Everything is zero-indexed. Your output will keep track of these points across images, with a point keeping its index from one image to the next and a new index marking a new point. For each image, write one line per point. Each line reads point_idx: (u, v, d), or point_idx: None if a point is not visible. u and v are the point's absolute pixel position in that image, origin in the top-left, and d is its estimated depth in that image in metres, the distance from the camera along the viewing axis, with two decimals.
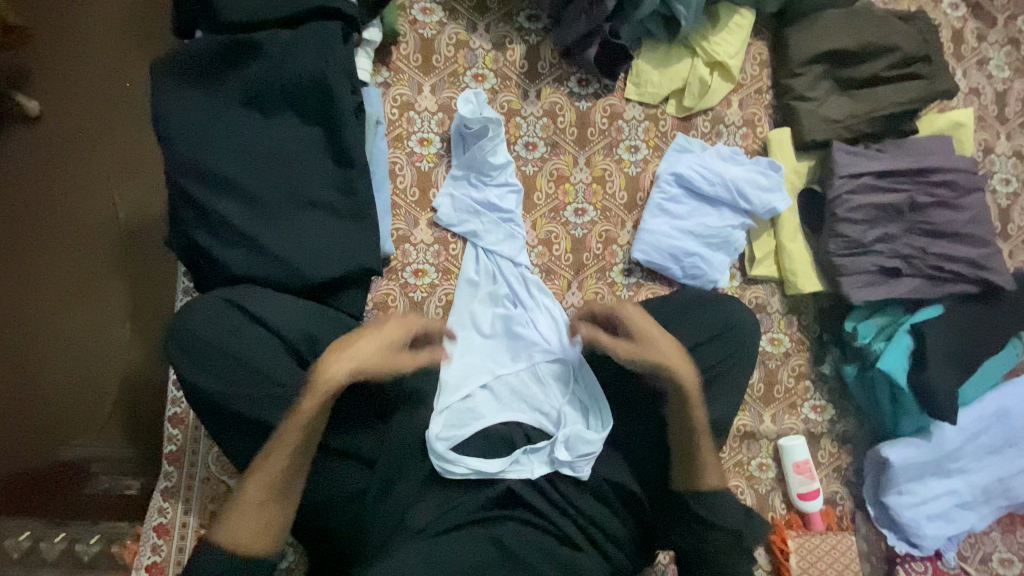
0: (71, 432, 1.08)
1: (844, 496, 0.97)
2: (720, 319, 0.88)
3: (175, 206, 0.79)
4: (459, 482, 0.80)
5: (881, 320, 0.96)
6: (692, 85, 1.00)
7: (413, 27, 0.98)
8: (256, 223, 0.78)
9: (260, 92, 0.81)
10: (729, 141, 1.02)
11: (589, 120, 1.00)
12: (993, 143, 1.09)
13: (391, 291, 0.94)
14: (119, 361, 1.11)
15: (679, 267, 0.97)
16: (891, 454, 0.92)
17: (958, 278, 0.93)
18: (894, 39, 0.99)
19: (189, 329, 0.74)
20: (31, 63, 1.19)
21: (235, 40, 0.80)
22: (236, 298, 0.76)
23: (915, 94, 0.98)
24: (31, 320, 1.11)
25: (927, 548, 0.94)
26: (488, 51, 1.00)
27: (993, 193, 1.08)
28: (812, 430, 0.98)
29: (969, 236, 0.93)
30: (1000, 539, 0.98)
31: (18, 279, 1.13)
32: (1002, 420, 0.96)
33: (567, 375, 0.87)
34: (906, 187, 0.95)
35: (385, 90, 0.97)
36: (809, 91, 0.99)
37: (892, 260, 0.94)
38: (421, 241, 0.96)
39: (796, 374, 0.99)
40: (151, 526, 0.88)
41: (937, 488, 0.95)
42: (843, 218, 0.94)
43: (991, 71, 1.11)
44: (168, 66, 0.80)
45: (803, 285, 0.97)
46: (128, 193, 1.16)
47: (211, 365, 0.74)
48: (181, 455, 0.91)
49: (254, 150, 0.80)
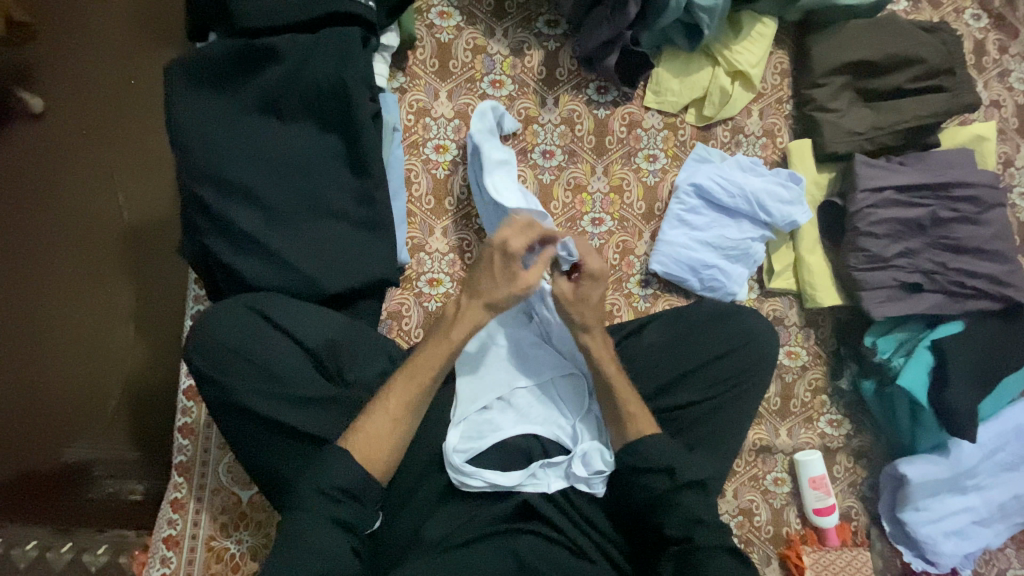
0: (74, 436, 1.06)
1: (859, 511, 0.97)
2: (739, 332, 0.87)
3: (188, 214, 0.77)
4: (473, 496, 0.79)
5: (902, 335, 0.95)
6: (713, 94, 0.98)
7: (430, 32, 0.97)
8: (272, 233, 0.77)
9: (277, 97, 0.79)
10: (749, 151, 1.01)
11: (608, 129, 0.98)
12: (1013, 157, 1.08)
13: (405, 300, 0.93)
14: (124, 364, 1.09)
15: (697, 279, 0.95)
16: (909, 471, 0.92)
17: (980, 295, 0.92)
18: (918, 50, 0.97)
19: (206, 337, 0.73)
20: (38, 60, 1.17)
21: (251, 44, 0.78)
22: (256, 307, 0.74)
23: (938, 107, 0.96)
24: (36, 322, 1.09)
25: (943, 565, 0.93)
26: (506, 57, 0.98)
27: (1011, 207, 1.07)
28: (828, 445, 0.97)
29: (991, 252, 0.92)
30: (1015, 556, 0.97)
31: (20, 281, 1.10)
32: (1019, 437, 0.95)
33: (581, 393, 0.86)
34: (929, 202, 0.94)
35: (401, 95, 0.95)
36: (831, 103, 0.98)
37: (913, 275, 0.93)
38: (437, 250, 0.95)
39: (813, 388, 0.98)
40: (160, 537, 0.87)
41: (954, 505, 0.94)
42: (864, 232, 0.93)
43: (1012, 83, 1.09)
44: (183, 70, 0.78)
45: (822, 299, 0.95)
46: (136, 194, 1.14)
47: (228, 376, 0.73)
48: (191, 466, 0.90)
49: (271, 156, 0.78)
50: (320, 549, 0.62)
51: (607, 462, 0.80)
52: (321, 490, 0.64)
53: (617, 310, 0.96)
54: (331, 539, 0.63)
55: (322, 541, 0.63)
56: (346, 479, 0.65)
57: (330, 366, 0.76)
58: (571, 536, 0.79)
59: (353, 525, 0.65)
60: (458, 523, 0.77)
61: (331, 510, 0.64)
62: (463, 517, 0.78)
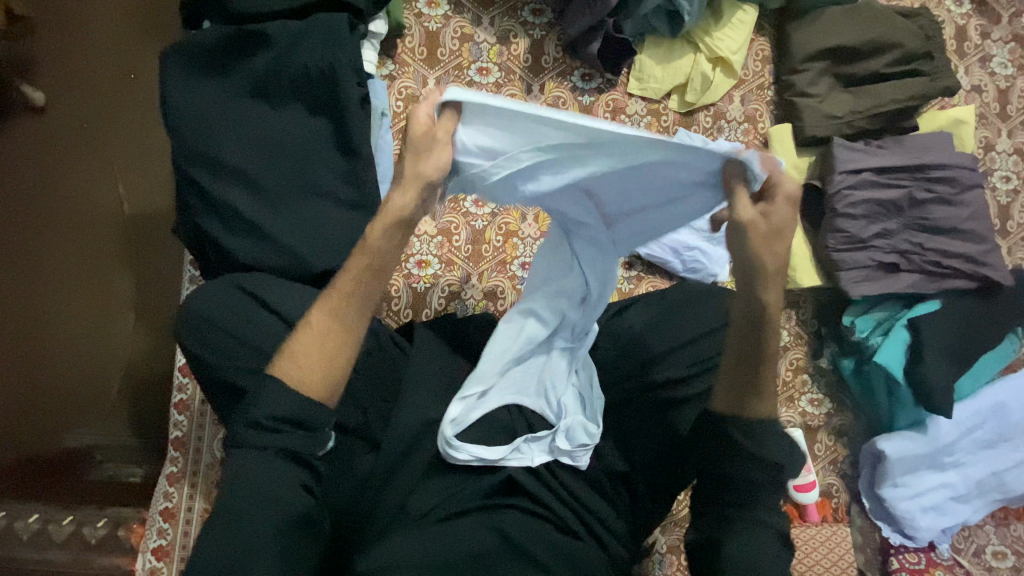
0: (78, 420, 1.09)
1: (839, 488, 0.99)
2: (718, 312, 0.89)
3: (182, 195, 0.80)
4: (458, 468, 0.81)
5: (880, 315, 0.97)
6: (694, 81, 1.01)
7: (419, 21, 1.00)
8: (262, 212, 0.79)
9: (268, 82, 0.82)
10: (731, 136, 1.03)
11: (592, 115, 1.01)
12: (994, 141, 1.10)
13: (395, 282, 0.96)
14: (125, 352, 1.12)
15: (679, 260, 0.98)
16: (887, 448, 0.93)
17: (955, 274, 0.94)
18: (897, 35, 0.99)
19: (195, 314, 0.75)
20: (39, 53, 1.20)
21: (243, 32, 0.81)
22: (244, 286, 0.77)
23: (916, 91, 0.98)
24: (44, 311, 1.13)
25: (921, 539, 0.95)
26: (492, 45, 1.00)
27: (992, 190, 1.09)
28: (809, 423, 0.99)
29: (967, 232, 0.94)
30: (994, 532, 0.99)
31: (28, 271, 1.14)
32: (998, 415, 0.97)
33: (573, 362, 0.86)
34: (906, 183, 0.96)
35: (390, 83, 0.98)
36: (810, 88, 1.00)
37: (890, 255, 0.95)
38: (425, 233, 0.97)
39: (794, 367, 1.00)
40: (157, 510, 0.90)
41: (932, 481, 0.96)
42: (842, 214, 0.95)
43: (993, 68, 1.11)
44: (177, 56, 0.81)
45: (801, 280, 0.98)
46: (135, 184, 1.17)
47: (216, 351, 0.75)
48: (186, 441, 0.92)
49: (262, 139, 0.81)
50: (274, 484, 0.58)
51: (591, 436, 0.82)
52: (258, 422, 0.58)
53: None
54: (286, 474, 0.59)
55: (274, 479, 0.58)
56: (283, 410, 0.58)
57: None
58: (556, 509, 0.81)
59: (302, 455, 0.60)
60: (442, 495, 0.79)
61: (275, 445, 0.58)
62: (448, 490, 0.80)
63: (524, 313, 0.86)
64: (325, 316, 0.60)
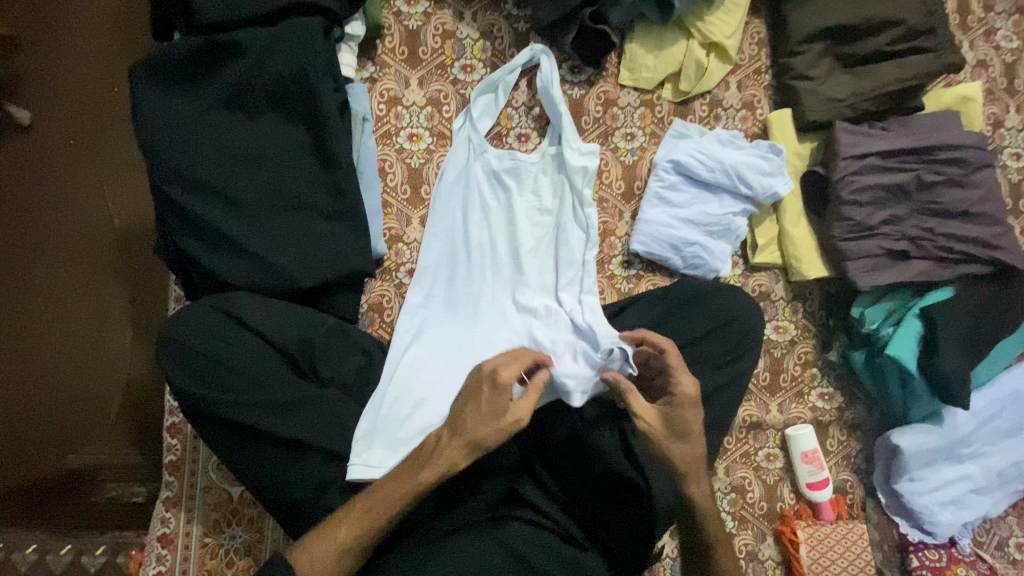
0: (75, 441, 1.07)
1: (853, 484, 0.96)
2: (721, 310, 0.85)
3: (160, 215, 0.77)
4: (458, 484, 0.78)
5: (890, 304, 0.94)
6: (688, 68, 0.97)
7: (398, 19, 0.95)
8: (242, 230, 0.76)
9: (241, 94, 0.79)
10: (728, 125, 0.99)
11: (583, 109, 0.97)
12: (1002, 117, 1.05)
13: (386, 291, 0.93)
14: (122, 369, 1.10)
15: (679, 257, 0.93)
16: (902, 442, 0.90)
17: (968, 259, 0.90)
18: (898, 12, 0.95)
19: (178, 343, 0.72)
20: (15, 69, 1.16)
21: (212, 39, 0.77)
22: (226, 311, 0.74)
23: (918, 70, 0.94)
24: (41, 337, 1.11)
25: (941, 535, 0.91)
26: (476, 41, 0.97)
27: (1002, 168, 1.05)
28: (820, 419, 0.96)
29: (979, 215, 0.90)
30: (1017, 524, 0.95)
31: (27, 291, 1.12)
32: (1016, 403, 0.94)
33: (553, 167, 0.93)
34: (912, 166, 0.92)
35: (371, 86, 0.94)
36: (809, 70, 0.95)
37: (900, 242, 0.91)
38: (414, 240, 0.94)
39: (802, 362, 0.97)
40: (154, 536, 0.88)
41: (950, 474, 0.93)
42: (847, 201, 0.91)
43: (999, 42, 1.06)
44: (146, 70, 0.77)
45: (807, 272, 0.94)
46: (121, 201, 1.14)
47: (202, 380, 0.72)
48: (181, 464, 0.90)
49: (240, 151, 0.78)
50: None
51: (550, 68, 0.94)
52: None
53: (600, 292, 0.95)
54: None
55: None
56: None
57: (304, 362, 0.76)
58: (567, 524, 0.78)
59: None
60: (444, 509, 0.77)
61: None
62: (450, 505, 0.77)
63: (543, 163, 0.93)
64: (347, 527, 0.65)
